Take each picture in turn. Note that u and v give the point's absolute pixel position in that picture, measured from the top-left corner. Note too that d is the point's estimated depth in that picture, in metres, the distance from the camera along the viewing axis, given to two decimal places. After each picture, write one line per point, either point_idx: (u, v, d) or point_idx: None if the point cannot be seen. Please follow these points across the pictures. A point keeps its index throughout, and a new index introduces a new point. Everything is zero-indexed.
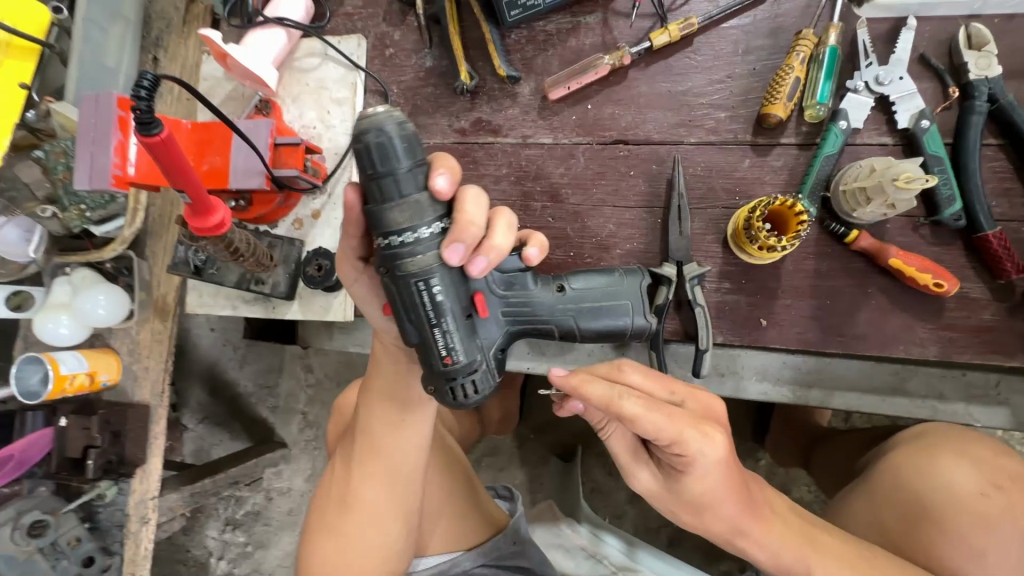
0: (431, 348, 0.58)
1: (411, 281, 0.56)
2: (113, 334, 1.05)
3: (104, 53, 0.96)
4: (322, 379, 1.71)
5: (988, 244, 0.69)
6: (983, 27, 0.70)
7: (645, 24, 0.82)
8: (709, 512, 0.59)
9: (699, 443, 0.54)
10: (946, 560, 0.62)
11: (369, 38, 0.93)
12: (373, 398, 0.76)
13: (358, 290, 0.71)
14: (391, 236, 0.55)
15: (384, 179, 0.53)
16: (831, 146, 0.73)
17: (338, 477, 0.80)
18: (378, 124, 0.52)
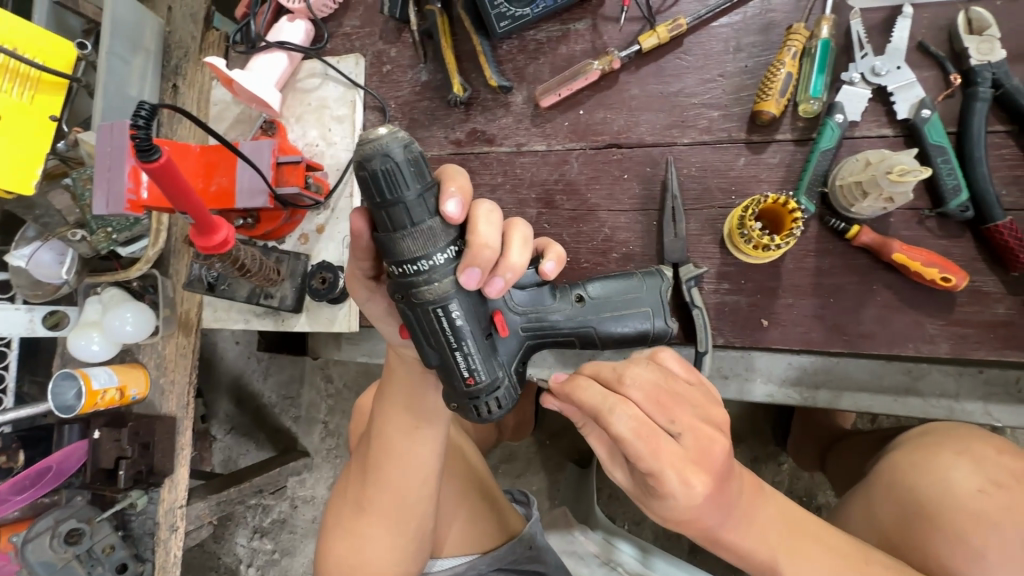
0: (453, 370, 0.56)
1: (430, 308, 0.53)
2: (141, 350, 1.10)
3: (127, 85, 1.02)
4: (341, 389, 1.75)
5: (999, 234, 0.65)
6: (984, 11, 0.68)
7: (634, 28, 0.82)
8: (681, 527, 0.57)
9: (675, 485, 0.50)
10: (939, 560, 0.59)
11: (367, 56, 0.96)
12: (388, 404, 0.73)
13: (373, 309, 0.68)
14: (404, 266, 0.52)
15: (394, 207, 0.49)
16: (828, 141, 0.71)
17: (354, 481, 0.79)
18: (381, 149, 0.47)
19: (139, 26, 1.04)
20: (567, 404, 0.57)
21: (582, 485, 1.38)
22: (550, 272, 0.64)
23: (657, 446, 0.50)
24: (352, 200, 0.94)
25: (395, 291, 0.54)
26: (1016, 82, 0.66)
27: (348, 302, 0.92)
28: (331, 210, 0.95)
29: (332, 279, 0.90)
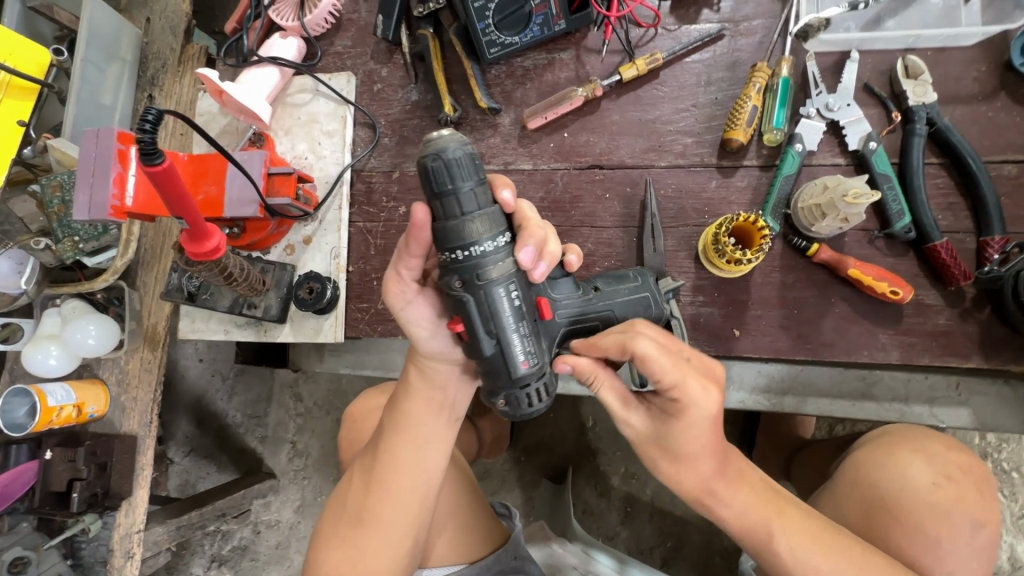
0: (510, 356, 0.58)
1: (492, 292, 0.56)
2: (101, 365, 1.07)
3: (101, 92, 1.03)
4: (312, 408, 1.71)
5: (938, 254, 0.74)
6: (918, 59, 0.77)
7: (615, 59, 0.89)
8: (689, 466, 0.65)
9: (697, 392, 0.59)
10: (906, 550, 0.65)
11: (359, 75, 0.99)
12: (399, 417, 0.72)
13: (411, 315, 0.65)
14: (472, 247, 0.55)
15: (462, 192, 0.54)
16: (790, 167, 0.79)
17: (351, 492, 0.75)
18: (449, 143, 0.53)
19: (116, 35, 1.06)
20: (578, 360, 0.63)
21: (557, 500, 1.39)
22: (574, 269, 0.69)
23: (678, 362, 0.59)
24: (340, 212, 0.96)
25: (453, 278, 0.56)
26: (946, 121, 0.75)
27: (335, 312, 0.93)
28: (319, 222, 0.96)
29: (321, 289, 0.91)
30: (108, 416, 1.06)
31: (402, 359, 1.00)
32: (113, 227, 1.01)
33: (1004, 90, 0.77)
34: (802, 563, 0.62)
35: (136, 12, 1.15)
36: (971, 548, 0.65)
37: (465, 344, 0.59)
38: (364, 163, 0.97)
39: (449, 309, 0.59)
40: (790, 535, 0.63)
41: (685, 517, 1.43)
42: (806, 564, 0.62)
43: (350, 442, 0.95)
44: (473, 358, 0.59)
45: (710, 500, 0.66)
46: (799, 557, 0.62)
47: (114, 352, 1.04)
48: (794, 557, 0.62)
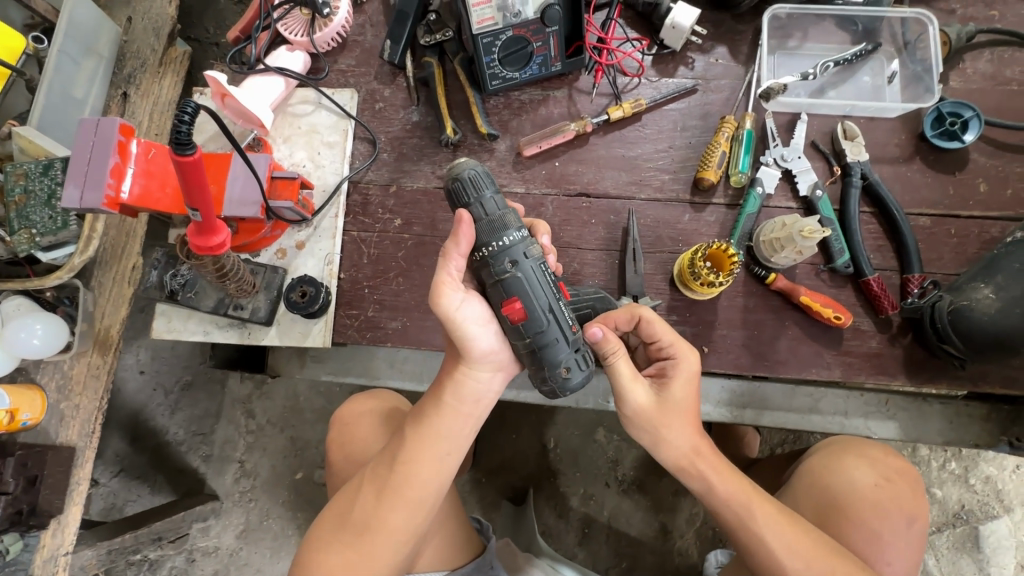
0: (564, 324, 0.69)
1: (537, 268, 0.68)
2: (40, 370, 1.02)
3: (74, 85, 1.03)
4: (265, 425, 1.54)
5: (870, 287, 0.87)
6: (853, 125, 0.92)
7: (603, 101, 0.99)
8: (680, 425, 0.75)
9: (688, 351, 0.77)
10: (857, 542, 0.78)
11: (361, 92, 1.03)
12: (425, 426, 0.74)
13: (466, 315, 0.68)
14: (512, 235, 0.68)
15: (493, 196, 0.69)
16: (752, 207, 0.91)
17: (358, 498, 0.75)
18: (469, 163, 0.69)
19: (95, 30, 1.06)
20: (608, 332, 0.72)
21: (519, 520, 1.39)
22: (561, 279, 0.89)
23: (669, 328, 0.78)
24: (336, 220, 0.98)
25: (503, 263, 0.67)
26: (876, 177, 0.90)
27: (325, 317, 0.94)
28: (313, 228, 0.98)
29: (314, 293, 0.91)
30: (43, 424, 1.01)
31: (386, 366, 1.04)
32: (74, 222, 0.99)
33: (919, 155, 0.93)
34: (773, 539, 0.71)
35: (117, 10, 1.15)
36: (905, 537, 0.79)
37: (522, 323, 0.67)
38: (361, 175, 1.00)
39: (500, 295, 0.68)
40: (764, 513, 0.72)
41: (639, 538, 1.44)
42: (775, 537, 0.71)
43: (342, 444, 0.97)
44: (533, 335, 0.67)
45: (690, 472, 0.75)
46: (773, 532, 0.71)
47: (60, 355, 1.00)
48: (765, 531, 0.71)
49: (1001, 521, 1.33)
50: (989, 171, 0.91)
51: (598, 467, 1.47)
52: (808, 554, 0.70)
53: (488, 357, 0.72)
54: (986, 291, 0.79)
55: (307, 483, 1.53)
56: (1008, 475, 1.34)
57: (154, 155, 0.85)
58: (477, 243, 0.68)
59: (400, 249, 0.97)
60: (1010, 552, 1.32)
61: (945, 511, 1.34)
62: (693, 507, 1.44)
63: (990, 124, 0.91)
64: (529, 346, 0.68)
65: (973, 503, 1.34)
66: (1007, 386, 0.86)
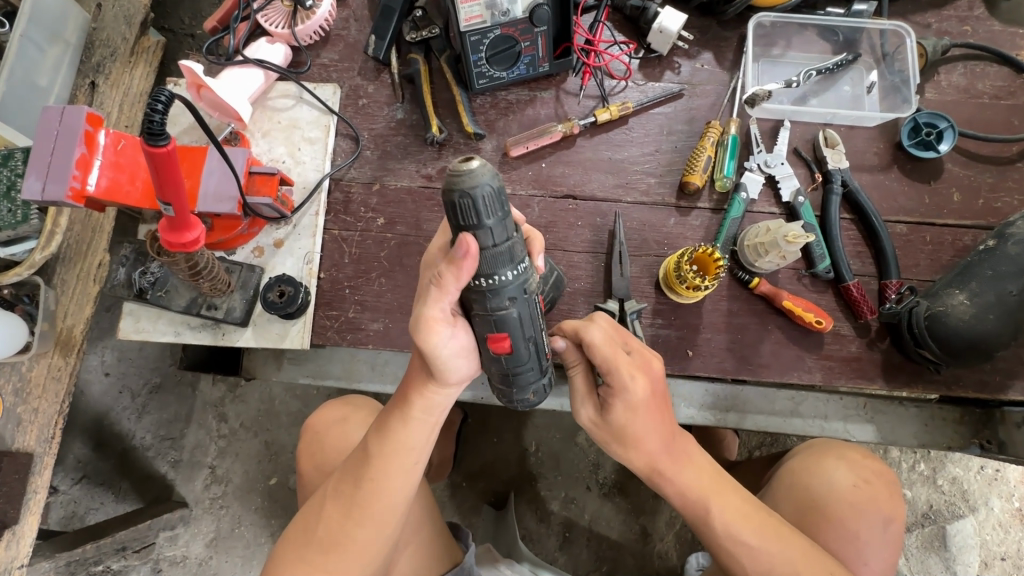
0: (540, 354, 0.69)
1: (532, 303, 0.64)
2: None
3: (37, 73, 0.97)
4: (238, 429, 1.48)
5: (850, 292, 0.88)
6: (834, 132, 0.94)
7: (590, 103, 0.99)
8: (630, 439, 0.74)
9: (626, 378, 0.69)
10: (836, 544, 0.79)
11: (344, 88, 1.01)
12: (390, 442, 0.71)
13: (449, 347, 0.64)
14: (516, 268, 0.61)
15: (504, 223, 0.57)
16: (736, 212, 0.92)
17: (324, 512, 0.72)
18: (480, 178, 0.54)
19: (60, 17, 1.00)
20: (570, 346, 0.75)
21: (500, 524, 1.36)
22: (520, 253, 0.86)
23: (615, 352, 0.69)
24: (316, 217, 0.95)
25: (500, 301, 0.61)
26: (856, 185, 0.92)
27: (303, 318, 0.91)
28: (293, 226, 0.95)
29: (293, 293, 0.88)
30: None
31: (366, 369, 1.02)
32: (35, 216, 0.95)
33: (896, 164, 0.95)
34: (733, 537, 0.72)
35: None
36: (883, 538, 0.80)
37: (505, 357, 0.66)
38: (343, 173, 0.98)
39: (489, 329, 0.64)
40: (725, 512, 0.73)
41: (620, 541, 1.44)
42: (735, 535, 0.72)
43: (314, 450, 0.94)
44: (512, 366, 0.67)
45: (659, 476, 0.75)
46: (736, 534, 0.72)
47: (18, 355, 0.94)
48: (727, 531, 0.72)
49: (967, 520, 1.37)
50: (962, 181, 0.94)
51: (579, 470, 1.46)
52: (778, 556, 0.71)
53: (462, 377, 0.70)
54: (961, 297, 0.82)
55: (281, 489, 1.47)
56: (973, 476, 1.38)
57: (124, 147, 0.81)
58: (476, 274, 0.60)
59: (383, 249, 0.95)
60: (975, 550, 1.36)
61: (915, 512, 1.37)
62: (673, 510, 1.44)
63: (963, 135, 0.94)
64: (504, 373, 0.69)
65: (941, 503, 1.37)
66: (979, 389, 0.88)
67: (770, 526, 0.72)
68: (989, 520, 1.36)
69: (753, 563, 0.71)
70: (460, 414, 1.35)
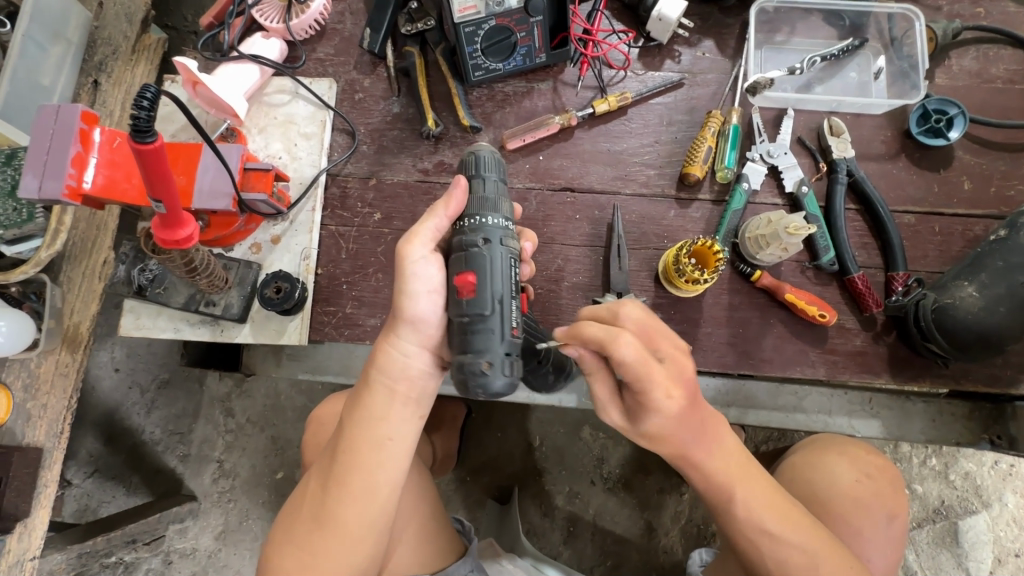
0: (507, 320, 0.63)
1: (508, 259, 0.65)
2: (5, 368, 0.96)
3: (41, 73, 0.98)
4: (244, 424, 1.49)
5: (855, 285, 0.86)
6: (839, 121, 0.91)
7: (588, 94, 0.98)
8: (663, 442, 0.69)
9: (661, 396, 0.62)
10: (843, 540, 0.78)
11: (340, 82, 1.00)
12: (359, 412, 0.70)
13: (419, 272, 0.65)
14: (500, 218, 0.67)
15: (496, 181, 0.69)
16: (737, 203, 0.90)
17: (311, 491, 0.72)
18: (482, 147, 0.70)
19: (62, 15, 1.01)
20: (584, 351, 0.67)
21: (505, 519, 1.36)
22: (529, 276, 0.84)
23: (651, 368, 0.61)
24: (313, 214, 0.95)
25: (476, 238, 0.65)
26: (862, 174, 0.89)
27: (301, 313, 0.91)
28: (289, 222, 0.94)
29: (289, 289, 0.88)
30: (7, 425, 0.96)
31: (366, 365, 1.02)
32: (40, 215, 0.96)
33: (905, 153, 0.92)
34: (755, 522, 0.70)
35: None
36: (887, 534, 0.79)
37: (467, 300, 0.63)
38: (340, 168, 0.97)
39: (459, 266, 0.64)
40: (748, 499, 0.70)
41: (625, 536, 1.43)
42: (755, 520, 0.70)
43: (317, 443, 0.95)
44: (472, 314, 0.62)
45: (689, 464, 0.70)
46: (755, 522, 0.70)
47: (27, 352, 0.95)
48: (746, 519, 0.70)
49: (979, 516, 1.34)
50: (973, 169, 0.91)
51: (583, 464, 1.46)
52: (792, 542, 0.69)
53: (422, 326, 0.67)
54: (970, 289, 0.80)
55: (288, 483, 1.48)
56: (986, 471, 1.35)
57: (119, 145, 0.81)
58: (463, 213, 0.67)
59: (380, 244, 0.95)
60: (988, 547, 1.33)
61: (926, 507, 1.35)
62: (678, 505, 1.43)
63: (974, 122, 0.91)
64: (462, 325, 0.63)
65: (953, 499, 1.35)
66: (990, 383, 0.85)
67: (794, 516, 0.70)
68: (1002, 516, 1.34)
69: (775, 552, 0.69)
70: (463, 409, 1.35)
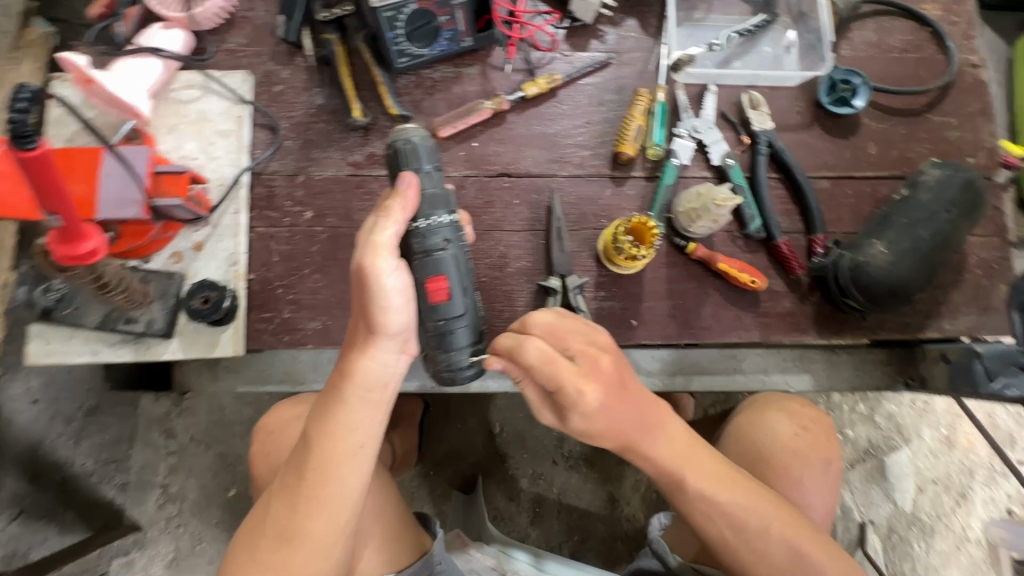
0: (475, 312, 0.70)
1: (467, 255, 0.70)
2: None
3: None
4: (189, 443, 1.40)
5: (780, 250, 0.91)
6: (757, 94, 0.96)
7: (518, 78, 0.97)
8: (602, 437, 0.71)
9: (574, 392, 0.65)
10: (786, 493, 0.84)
11: (256, 75, 0.94)
12: (328, 426, 0.66)
13: (393, 286, 0.60)
14: (449, 215, 0.69)
15: (433, 172, 0.69)
16: (670, 178, 0.92)
17: (272, 511, 0.68)
18: (410, 137, 0.68)
19: None
20: (510, 363, 0.68)
21: (470, 509, 1.36)
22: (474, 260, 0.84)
23: (556, 366, 0.65)
24: (238, 217, 0.89)
25: (436, 241, 0.67)
26: (781, 144, 0.94)
27: (234, 322, 0.86)
28: (212, 227, 0.89)
29: (218, 297, 0.85)
30: None
31: (310, 370, 0.97)
32: None
33: (817, 122, 0.97)
34: (711, 501, 0.73)
35: None
36: (823, 481, 0.86)
37: (441, 304, 0.67)
38: (264, 166, 0.92)
39: (425, 271, 0.66)
40: (700, 478, 0.73)
41: (589, 509, 1.47)
42: (712, 497, 0.73)
43: (265, 454, 0.91)
44: (447, 317, 0.67)
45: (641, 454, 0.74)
46: (716, 495, 0.73)
47: None
48: (699, 494, 0.73)
49: (902, 452, 1.47)
50: (877, 135, 0.98)
51: (544, 446, 1.48)
52: (748, 509, 0.73)
53: (403, 335, 0.64)
54: (879, 246, 0.86)
55: (242, 500, 1.41)
56: (906, 410, 1.49)
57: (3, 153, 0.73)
58: (416, 213, 0.67)
59: (314, 244, 0.90)
60: (911, 478, 1.47)
61: (857, 448, 1.47)
62: (637, 474, 1.49)
63: (876, 90, 0.97)
64: (439, 328, 0.67)
65: (879, 438, 1.47)
66: (901, 331, 0.93)
67: (744, 488, 0.74)
68: (922, 448, 1.48)
69: (728, 522, 0.73)
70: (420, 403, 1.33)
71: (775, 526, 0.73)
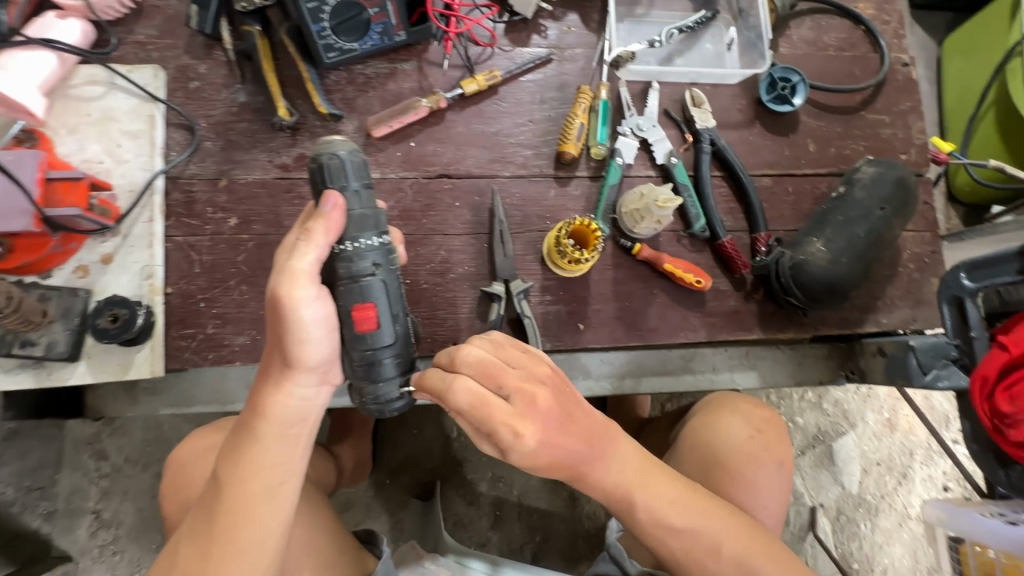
0: (406, 341, 0.65)
1: (399, 279, 0.64)
2: None
3: None
4: (122, 466, 1.31)
5: (725, 248, 0.91)
6: (699, 92, 0.95)
7: (456, 74, 0.92)
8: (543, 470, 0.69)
9: (507, 435, 0.63)
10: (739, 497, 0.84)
11: (168, 70, 0.86)
12: (243, 462, 0.62)
13: (309, 317, 0.58)
14: (380, 236, 0.63)
15: (361, 189, 0.62)
16: (614, 178, 0.91)
17: (182, 555, 0.63)
18: (335, 150, 0.61)
19: None
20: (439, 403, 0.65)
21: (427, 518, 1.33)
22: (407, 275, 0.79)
23: (490, 408, 0.62)
24: (152, 224, 0.82)
25: (365, 266, 0.61)
26: (723, 142, 0.94)
27: (150, 340, 0.80)
28: (123, 237, 0.81)
29: (129, 316, 0.77)
30: None
31: (242, 388, 0.91)
32: None
33: (758, 120, 0.97)
34: (660, 522, 0.72)
35: None
36: (776, 484, 0.86)
37: (369, 333, 0.61)
38: (181, 169, 0.84)
39: (352, 299, 0.60)
40: (649, 501, 0.72)
41: (550, 510, 1.46)
42: (662, 518, 0.72)
43: (176, 488, 0.85)
44: (375, 347, 0.62)
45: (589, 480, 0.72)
46: (667, 514, 0.72)
47: None
48: (652, 514, 0.72)
49: (848, 437, 1.52)
50: (816, 132, 0.99)
51: None
52: (698, 526, 0.72)
53: (323, 366, 0.62)
54: (818, 245, 0.87)
55: None
56: (851, 396, 1.54)
57: None
58: (342, 234, 0.60)
59: (239, 252, 0.84)
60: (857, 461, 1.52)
61: (806, 436, 1.51)
62: None
63: (814, 88, 0.98)
64: (366, 359, 0.62)
65: (827, 425, 1.52)
66: (842, 325, 0.95)
67: (695, 508, 0.73)
68: (866, 432, 1.53)
69: (679, 542, 0.73)
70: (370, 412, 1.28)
71: (725, 543, 0.73)
